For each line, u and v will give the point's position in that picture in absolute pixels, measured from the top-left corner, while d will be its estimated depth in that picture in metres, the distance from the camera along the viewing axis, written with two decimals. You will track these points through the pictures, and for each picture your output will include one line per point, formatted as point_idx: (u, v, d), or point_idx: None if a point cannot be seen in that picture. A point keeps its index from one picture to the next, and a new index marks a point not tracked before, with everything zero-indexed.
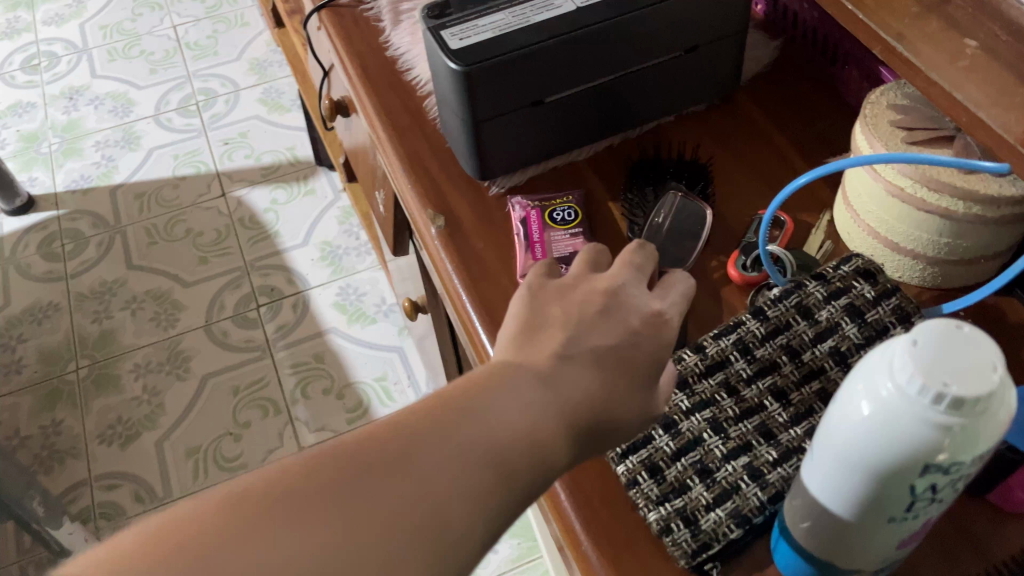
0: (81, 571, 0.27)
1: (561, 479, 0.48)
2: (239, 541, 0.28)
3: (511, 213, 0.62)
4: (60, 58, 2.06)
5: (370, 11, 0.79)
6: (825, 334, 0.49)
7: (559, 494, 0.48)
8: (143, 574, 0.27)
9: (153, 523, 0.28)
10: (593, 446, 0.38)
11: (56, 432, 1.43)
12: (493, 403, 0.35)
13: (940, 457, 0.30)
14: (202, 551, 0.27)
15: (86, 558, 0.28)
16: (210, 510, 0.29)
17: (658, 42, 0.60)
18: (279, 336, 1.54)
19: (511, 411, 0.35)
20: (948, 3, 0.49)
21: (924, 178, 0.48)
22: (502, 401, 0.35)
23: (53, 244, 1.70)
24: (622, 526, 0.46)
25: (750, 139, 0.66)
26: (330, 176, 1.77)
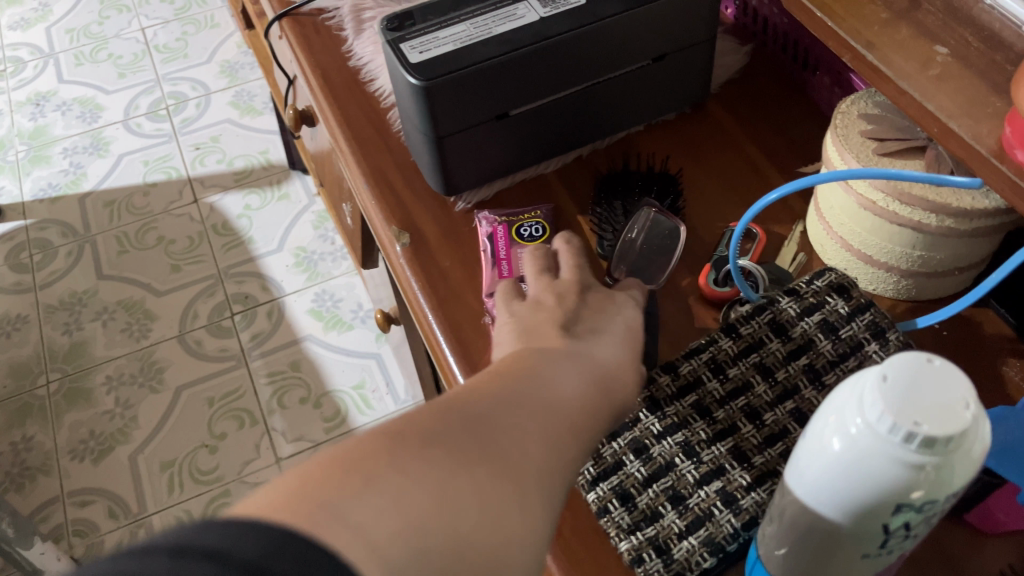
0: (268, 497, 0.27)
1: (552, 549, 0.45)
2: (417, 457, 0.30)
3: (477, 228, 0.61)
4: (26, 63, 2.01)
5: (332, 19, 0.77)
6: (799, 352, 0.48)
7: (552, 567, 0.45)
8: (344, 485, 0.27)
9: (324, 453, 0.29)
10: None
11: (27, 448, 1.40)
12: (555, 371, 0.39)
13: (913, 496, 0.28)
14: (390, 462, 0.29)
15: (264, 490, 0.27)
16: (375, 438, 0.30)
17: (626, 51, 0.58)
18: (253, 345, 1.51)
19: (555, 394, 0.37)
20: (917, 10, 0.47)
21: (896, 192, 0.46)
22: (546, 385, 0.38)
23: (21, 255, 1.67)
24: None
25: (721, 148, 0.65)
26: (304, 180, 1.75)
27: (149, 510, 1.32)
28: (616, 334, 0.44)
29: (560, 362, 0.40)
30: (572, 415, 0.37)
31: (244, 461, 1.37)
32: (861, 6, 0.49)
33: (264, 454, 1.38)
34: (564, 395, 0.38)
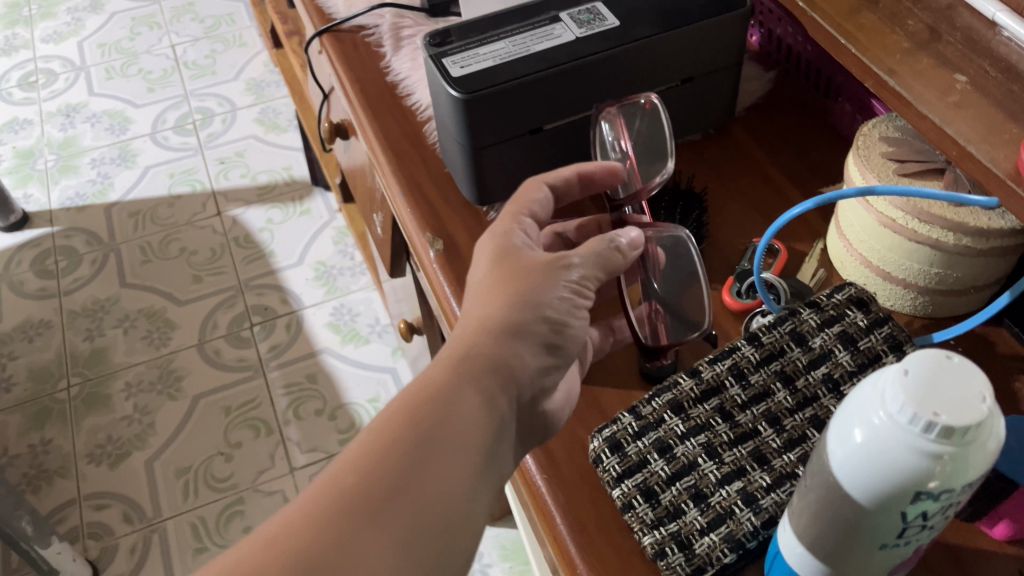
0: None
1: (533, 453, 0.52)
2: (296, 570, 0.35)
3: None
4: (58, 76, 2.04)
5: (371, 36, 0.81)
6: (818, 361, 0.50)
7: (530, 468, 0.51)
8: None
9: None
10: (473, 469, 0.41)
11: (45, 450, 1.40)
12: (465, 394, 0.42)
13: (931, 484, 0.30)
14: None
15: None
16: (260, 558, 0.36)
17: (655, 72, 0.61)
18: (272, 356, 1.51)
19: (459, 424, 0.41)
20: (938, 41, 0.50)
21: (916, 211, 0.49)
22: (450, 416, 0.41)
23: (47, 261, 1.68)
24: (587, 492, 0.50)
25: (745, 169, 0.67)
26: (326, 197, 1.76)
27: (164, 515, 1.32)
28: (562, 333, 0.47)
29: (468, 377, 0.43)
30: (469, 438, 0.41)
31: (259, 471, 1.37)
32: (885, 36, 0.51)
33: (278, 464, 1.37)
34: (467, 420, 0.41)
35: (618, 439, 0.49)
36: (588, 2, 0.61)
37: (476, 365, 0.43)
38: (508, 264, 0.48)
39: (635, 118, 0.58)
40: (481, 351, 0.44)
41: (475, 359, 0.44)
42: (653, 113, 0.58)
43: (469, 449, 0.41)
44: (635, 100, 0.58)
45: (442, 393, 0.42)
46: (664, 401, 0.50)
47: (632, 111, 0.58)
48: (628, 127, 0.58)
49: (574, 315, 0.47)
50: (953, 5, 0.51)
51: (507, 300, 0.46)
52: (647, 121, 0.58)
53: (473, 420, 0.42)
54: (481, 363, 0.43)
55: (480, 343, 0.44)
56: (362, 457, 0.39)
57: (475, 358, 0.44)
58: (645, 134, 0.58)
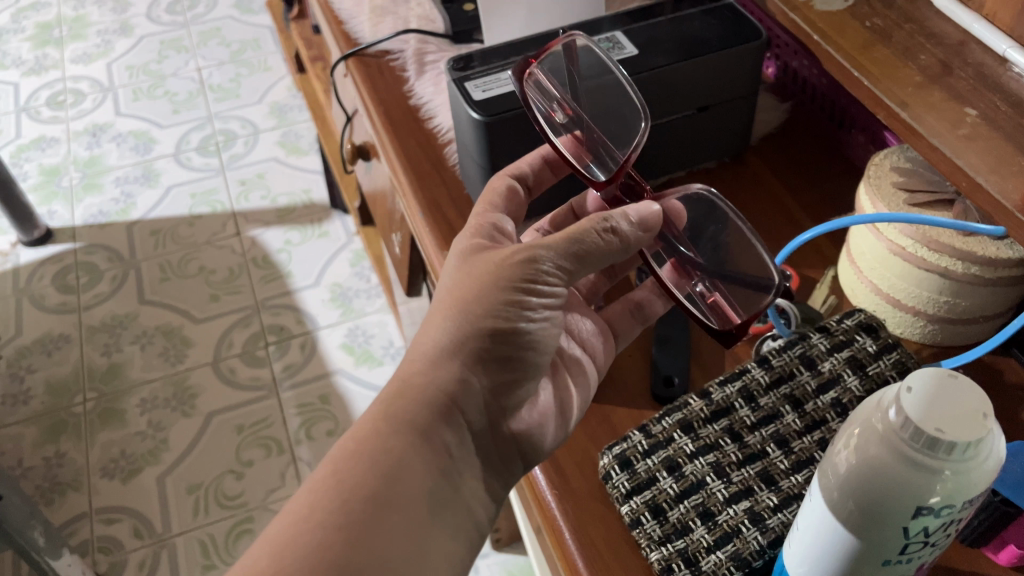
0: None
1: (540, 466, 0.53)
2: None
3: None
4: (86, 96, 2.04)
5: (396, 61, 0.83)
6: (827, 385, 0.51)
7: (538, 480, 0.53)
8: None
9: None
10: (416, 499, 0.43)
11: (59, 464, 1.36)
12: (407, 436, 0.44)
13: (932, 500, 0.32)
14: None
15: None
16: None
17: (671, 100, 0.63)
18: (285, 376, 1.48)
19: (400, 465, 0.43)
20: (949, 76, 0.51)
21: (925, 239, 0.50)
22: (389, 459, 0.43)
23: (67, 277, 1.65)
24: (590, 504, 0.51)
25: (760, 198, 0.68)
26: (344, 220, 1.74)
27: (173, 532, 1.29)
28: (517, 346, 0.47)
29: (408, 418, 0.45)
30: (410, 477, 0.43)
31: (270, 489, 1.33)
32: (897, 70, 0.52)
33: (288, 483, 1.33)
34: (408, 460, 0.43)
35: (628, 456, 0.49)
36: (610, 33, 0.64)
37: (408, 408, 0.45)
38: (467, 270, 0.49)
39: (569, 68, 0.56)
40: (406, 397, 0.45)
41: (408, 399, 0.45)
42: (585, 54, 0.56)
43: (410, 487, 0.43)
44: (552, 50, 0.56)
45: (371, 448, 0.43)
46: (674, 420, 0.51)
47: (557, 61, 0.56)
48: (558, 79, 0.56)
49: (531, 319, 0.47)
50: (965, 42, 0.53)
51: (454, 312, 0.46)
52: (577, 66, 0.56)
53: (408, 467, 0.43)
54: (416, 402, 0.45)
55: (418, 376, 0.46)
56: (293, 528, 0.40)
57: (406, 403, 0.45)
58: (588, 77, 0.55)
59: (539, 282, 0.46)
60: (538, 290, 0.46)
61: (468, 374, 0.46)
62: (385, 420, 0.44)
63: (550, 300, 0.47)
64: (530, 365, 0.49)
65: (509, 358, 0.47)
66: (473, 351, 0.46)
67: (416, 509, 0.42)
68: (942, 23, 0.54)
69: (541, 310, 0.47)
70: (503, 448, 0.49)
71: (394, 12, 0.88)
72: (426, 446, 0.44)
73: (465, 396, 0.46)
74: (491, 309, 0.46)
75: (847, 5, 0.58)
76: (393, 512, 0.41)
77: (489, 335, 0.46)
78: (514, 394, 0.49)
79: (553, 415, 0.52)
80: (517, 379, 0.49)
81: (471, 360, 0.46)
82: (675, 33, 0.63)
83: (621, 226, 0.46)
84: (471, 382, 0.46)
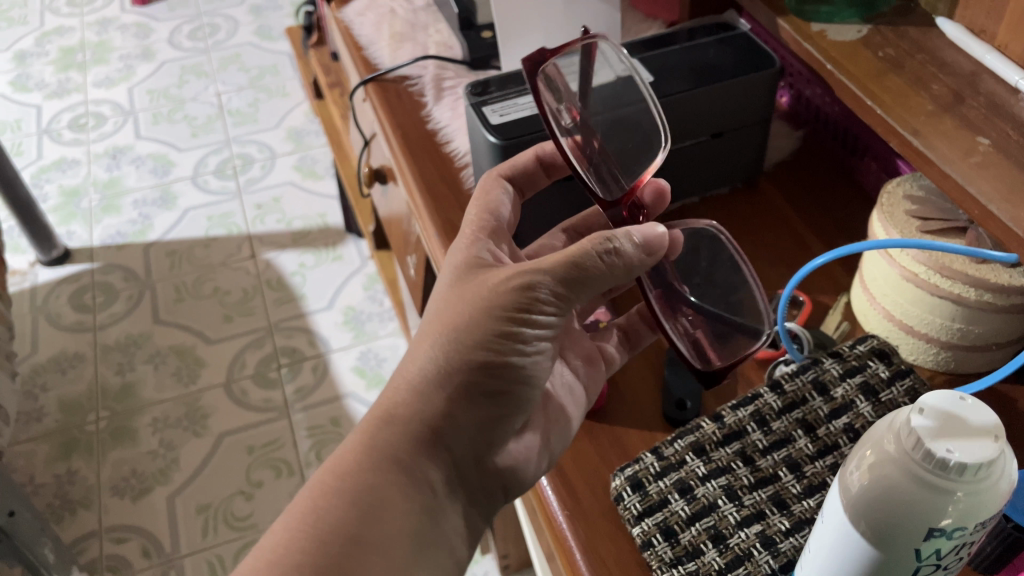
0: None
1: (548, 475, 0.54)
2: None
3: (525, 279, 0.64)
4: (107, 119, 2.08)
5: (414, 86, 0.84)
6: (840, 411, 0.51)
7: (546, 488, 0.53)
8: None
9: None
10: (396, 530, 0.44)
11: (70, 481, 1.37)
12: (383, 467, 0.45)
13: (944, 522, 0.32)
14: None
15: None
16: None
17: (686, 126, 0.64)
18: (297, 399, 1.48)
19: (376, 499, 0.44)
20: (961, 104, 0.52)
21: (937, 265, 0.50)
22: (366, 493, 0.44)
23: (84, 296, 1.67)
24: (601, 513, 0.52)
25: (774, 224, 0.69)
26: (358, 244, 1.75)
27: (182, 552, 1.29)
28: (505, 381, 0.47)
29: (388, 447, 0.46)
30: (387, 509, 0.44)
31: (278, 511, 1.33)
32: (909, 98, 0.53)
33: None
34: (386, 491, 0.44)
35: (640, 477, 0.50)
36: None
37: (393, 441, 0.46)
38: (461, 290, 0.48)
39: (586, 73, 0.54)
40: (388, 430, 0.46)
41: (393, 432, 0.46)
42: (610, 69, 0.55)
43: (387, 522, 0.44)
44: (571, 48, 0.53)
45: (350, 486, 0.44)
46: (686, 443, 0.51)
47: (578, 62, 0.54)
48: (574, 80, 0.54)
49: (524, 350, 0.46)
50: (977, 72, 0.53)
51: (443, 340, 0.46)
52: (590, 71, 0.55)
53: (388, 505, 0.44)
54: (401, 436, 0.46)
55: (405, 410, 0.46)
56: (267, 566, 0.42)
57: (390, 436, 0.46)
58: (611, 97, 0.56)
59: (532, 312, 0.45)
60: (529, 321, 0.45)
61: (455, 407, 0.46)
62: (371, 455, 0.45)
63: (545, 330, 0.46)
64: (520, 400, 0.49)
65: (498, 392, 0.47)
66: (461, 383, 0.46)
67: (396, 547, 0.43)
68: (954, 53, 0.55)
69: (535, 339, 0.46)
70: (490, 484, 0.50)
71: (412, 39, 0.91)
72: (409, 482, 0.45)
73: (450, 429, 0.46)
74: (481, 339, 0.45)
75: (860, 35, 0.59)
76: (368, 553, 0.42)
77: (477, 368, 0.46)
78: (504, 427, 0.49)
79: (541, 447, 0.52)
80: (507, 412, 0.48)
81: (459, 393, 0.46)
82: (690, 61, 0.65)
83: (622, 247, 0.44)
84: (458, 415, 0.46)
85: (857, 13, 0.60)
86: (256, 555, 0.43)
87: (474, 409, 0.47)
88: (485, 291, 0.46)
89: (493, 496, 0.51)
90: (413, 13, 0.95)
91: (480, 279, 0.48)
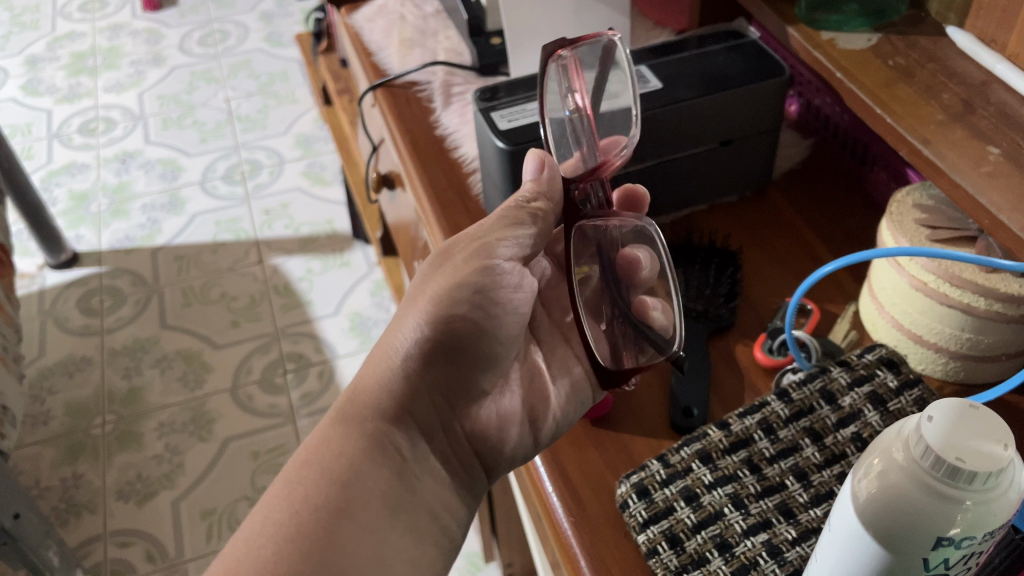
0: None
1: (541, 454, 0.55)
2: None
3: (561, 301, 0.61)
4: (117, 124, 2.09)
5: (423, 92, 0.85)
6: (848, 419, 0.51)
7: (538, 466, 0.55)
8: None
9: None
10: (370, 476, 0.45)
11: (76, 485, 1.37)
12: (347, 432, 0.47)
13: (952, 531, 0.32)
14: None
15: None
16: None
17: (695, 133, 0.65)
18: (302, 404, 1.47)
19: (348, 457, 0.46)
20: (971, 114, 0.51)
21: (947, 274, 0.50)
22: (337, 457, 0.46)
23: (92, 300, 1.67)
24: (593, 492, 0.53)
25: (781, 232, 0.69)
26: (365, 250, 1.75)
27: (185, 556, 1.28)
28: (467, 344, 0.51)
29: (349, 419, 0.48)
30: (358, 464, 0.46)
31: None
32: (920, 108, 0.53)
33: None
34: (354, 451, 0.46)
35: (645, 485, 0.49)
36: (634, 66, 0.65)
37: (367, 418, 0.48)
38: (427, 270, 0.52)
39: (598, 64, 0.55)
40: (360, 407, 0.48)
41: (365, 410, 0.48)
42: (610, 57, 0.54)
43: (361, 474, 0.45)
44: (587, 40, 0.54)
45: (319, 457, 0.45)
46: (692, 451, 0.51)
47: (589, 50, 0.54)
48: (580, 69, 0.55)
49: (481, 309, 0.51)
50: (988, 82, 0.53)
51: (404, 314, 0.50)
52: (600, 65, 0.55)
53: (359, 463, 0.46)
54: (373, 414, 0.48)
55: (381, 385, 0.49)
56: (246, 543, 0.42)
57: (365, 413, 0.48)
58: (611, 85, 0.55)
59: (492, 262, 0.51)
60: (490, 270, 0.51)
61: (422, 367, 0.50)
62: (346, 433, 0.47)
63: (507, 280, 0.52)
64: (480, 367, 0.52)
65: (458, 349, 0.50)
66: (429, 341, 0.49)
67: (373, 512, 0.44)
68: (965, 63, 0.55)
69: (503, 291, 0.52)
70: (462, 451, 0.52)
71: (422, 45, 0.91)
72: (374, 442, 0.47)
73: (418, 392, 0.50)
74: (444, 297, 0.50)
75: (870, 44, 0.58)
76: (345, 518, 0.43)
77: (443, 325, 0.49)
78: (468, 383, 0.52)
79: (526, 419, 0.55)
80: (475, 366, 0.52)
81: (429, 351, 0.50)
82: (700, 69, 0.65)
83: (526, 194, 0.53)
84: (428, 375, 0.50)
85: (868, 22, 0.60)
86: (232, 541, 0.43)
87: (442, 369, 0.50)
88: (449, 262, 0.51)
89: (473, 471, 0.53)
90: (422, 20, 0.95)
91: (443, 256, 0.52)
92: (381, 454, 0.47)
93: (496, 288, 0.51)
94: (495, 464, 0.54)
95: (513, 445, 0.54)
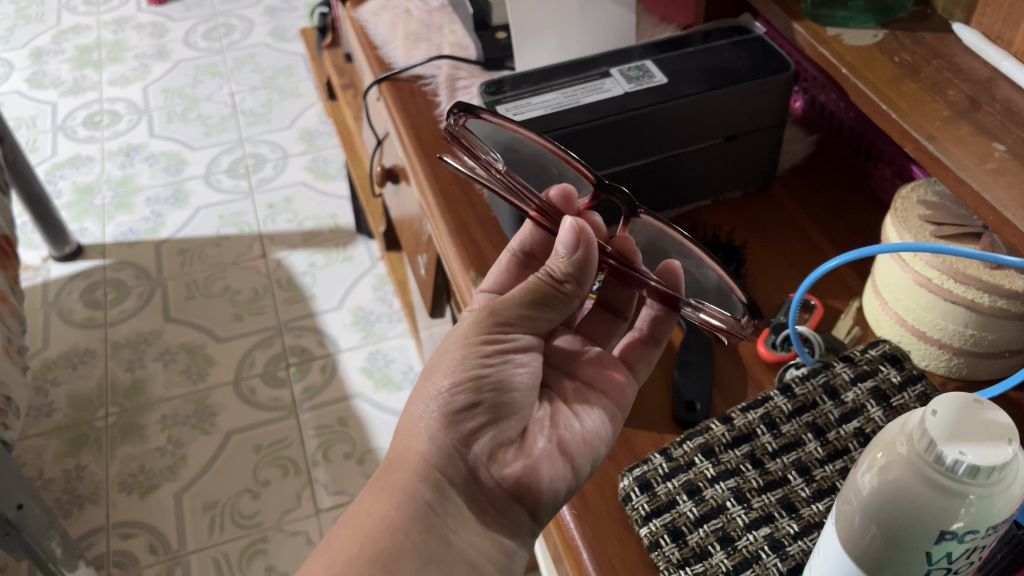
0: None
1: (567, 503, 0.52)
2: None
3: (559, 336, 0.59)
4: (121, 117, 2.09)
5: (427, 85, 0.85)
6: (850, 415, 0.51)
7: (564, 516, 0.52)
8: None
9: None
10: (401, 530, 0.45)
11: (79, 477, 1.37)
12: (378, 494, 0.47)
13: (955, 525, 0.32)
14: None
15: None
16: None
17: (702, 129, 0.65)
18: (305, 398, 1.48)
19: (380, 515, 0.45)
20: (978, 111, 0.51)
21: (951, 271, 0.50)
22: (371, 514, 0.46)
23: (96, 292, 1.68)
24: (606, 503, 0.52)
25: (784, 229, 0.69)
26: (369, 245, 1.75)
27: (188, 548, 1.29)
28: (492, 399, 0.49)
29: (383, 482, 0.48)
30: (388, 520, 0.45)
31: (285, 510, 1.33)
32: (925, 104, 0.53)
33: (304, 504, 1.33)
34: (385, 511, 0.46)
35: (648, 478, 0.50)
36: (639, 61, 0.66)
37: (403, 477, 0.47)
38: (448, 342, 0.51)
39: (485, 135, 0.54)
40: (394, 475, 0.47)
41: (401, 472, 0.47)
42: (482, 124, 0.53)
43: (390, 531, 0.45)
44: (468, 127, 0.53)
45: (355, 519, 0.46)
46: (695, 444, 0.51)
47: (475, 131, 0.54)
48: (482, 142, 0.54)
49: (501, 367, 0.50)
50: (994, 78, 0.53)
51: (419, 390, 0.50)
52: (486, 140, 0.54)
53: (389, 523, 0.45)
54: (409, 474, 0.47)
55: (413, 448, 0.48)
56: None
57: (400, 476, 0.47)
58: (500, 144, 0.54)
59: (506, 326, 0.50)
60: (501, 333, 0.50)
61: (442, 430, 0.48)
62: (383, 494, 0.47)
63: (520, 347, 0.51)
64: (512, 425, 0.50)
65: (472, 405, 0.49)
66: (452, 400, 0.48)
67: (405, 563, 0.43)
68: (971, 60, 0.55)
69: (514, 353, 0.50)
70: (496, 496, 0.49)
71: (427, 38, 0.91)
72: (405, 499, 0.46)
73: (445, 451, 0.48)
74: (462, 364, 0.49)
75: (875, 40, 0.58)
76: (379, 569, 0.43)
77: (467, 388, 0.49)
78: (485, 434, 0.49)
79: (558, 453, 0.50)
80: (493, 422, 0.49)
81: (446, 411, 0.48)
82: (705, 64, 0.65)
83: (556, 270, 0.50)
84: (450, 435, 0.48)
85: (874, 17, 0.60)
86: None
87: (463, 428, 0.48)
88: (466, 332, 0.51)
89: (515, 514, 0.49)
90: (428, 14, 0.95)
91: (462, 324, 0.52)
92: (409, 509, 0.46)
93: (505, 348, 0.50)
94: (537, 505, 0.49)
95: (551, 481, 0.49)
